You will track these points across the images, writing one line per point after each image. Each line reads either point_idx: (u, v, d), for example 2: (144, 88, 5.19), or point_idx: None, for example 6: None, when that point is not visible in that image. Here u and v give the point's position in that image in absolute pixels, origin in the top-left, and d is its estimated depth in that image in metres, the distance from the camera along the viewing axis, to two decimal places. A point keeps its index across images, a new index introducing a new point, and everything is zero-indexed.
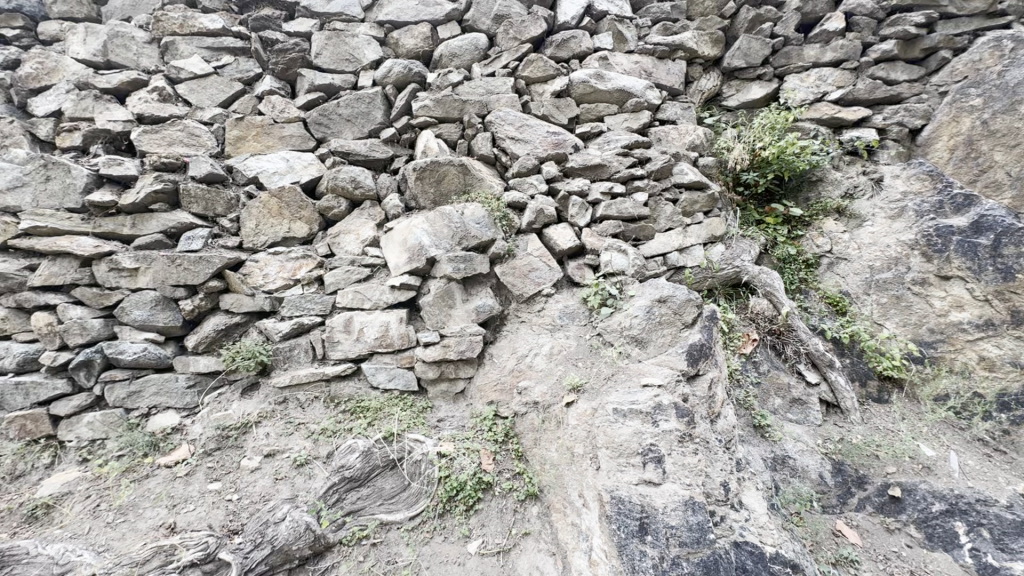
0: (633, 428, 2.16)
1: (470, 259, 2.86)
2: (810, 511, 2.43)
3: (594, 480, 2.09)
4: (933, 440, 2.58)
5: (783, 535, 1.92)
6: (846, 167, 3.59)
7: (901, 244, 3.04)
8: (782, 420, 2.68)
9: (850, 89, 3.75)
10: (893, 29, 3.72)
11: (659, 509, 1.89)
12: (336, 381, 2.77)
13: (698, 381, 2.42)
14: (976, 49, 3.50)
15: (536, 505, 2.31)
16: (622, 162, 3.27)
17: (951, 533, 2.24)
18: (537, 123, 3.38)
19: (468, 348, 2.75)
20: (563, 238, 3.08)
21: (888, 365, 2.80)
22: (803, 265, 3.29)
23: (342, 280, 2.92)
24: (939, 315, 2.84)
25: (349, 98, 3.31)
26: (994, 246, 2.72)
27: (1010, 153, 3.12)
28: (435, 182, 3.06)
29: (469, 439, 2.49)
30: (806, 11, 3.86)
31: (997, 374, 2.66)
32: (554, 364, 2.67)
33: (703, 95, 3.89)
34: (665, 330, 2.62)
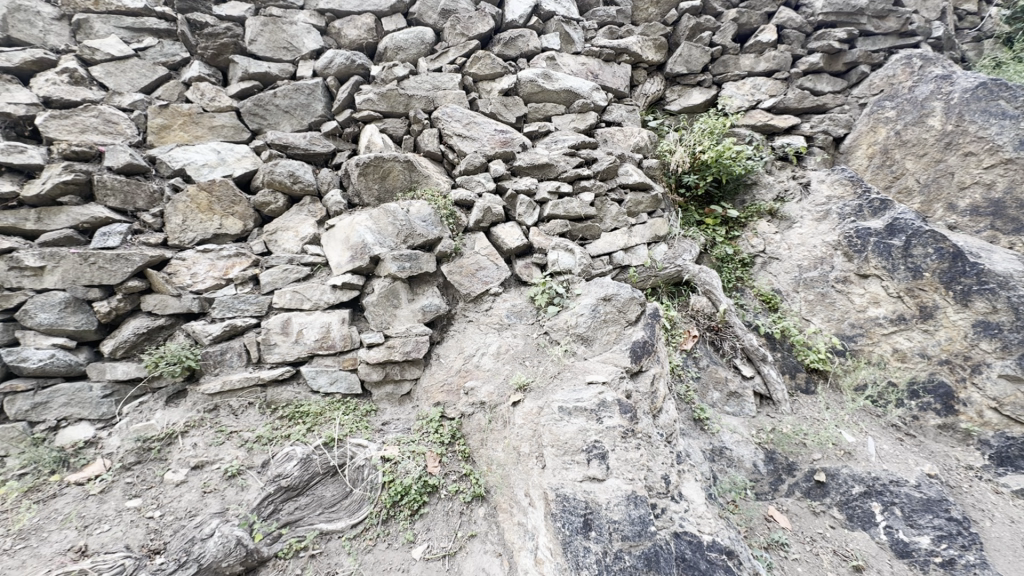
0: (577, 426, 2.18)
1: (416, 257, 2.80)
2: (745, 499, 2.53)
3: (540, 479, 2.09)
4: (853, 427, 2.77)
5: (719, 523, 1.99)
6: (777, 172, 3.80)
7: (826, 244, 3.28)
8: (720, 412, 2.80)
9: (781, 98, 3.98)
10: (819, 43, 3.97)
11: (602, 505, 1.93)
12: (273, 386, 2.63)
13: (641, 377, 2.48)
14: (891, 66, 3.80)
15: (482, 506, 2.29)
16: (569, 162, 3.32)
17: (869, 513, 2.41)
18: (485, 120, 3.36)
19: (413, 349, 2.69)
20: (511, 237, 3.09)
21: (815, 358, 2.99)
22: (739, 265, 3.47)
23: (280, 279, 2.79)
24: (859, 310, 3.06)
25: (286, 89, 3.16)
26: (906, 247, 2.93)
27: (919, 162, 3.41)
28: (379, 178, 2.98)
29: (415, 441, 2.43)
30: (742, 22, 4.05)
31: (908, 364, 2.89)
32: (502, 364, 2.66)
33: (647, 99, 3.99)
34: (609, 328, 2.67)
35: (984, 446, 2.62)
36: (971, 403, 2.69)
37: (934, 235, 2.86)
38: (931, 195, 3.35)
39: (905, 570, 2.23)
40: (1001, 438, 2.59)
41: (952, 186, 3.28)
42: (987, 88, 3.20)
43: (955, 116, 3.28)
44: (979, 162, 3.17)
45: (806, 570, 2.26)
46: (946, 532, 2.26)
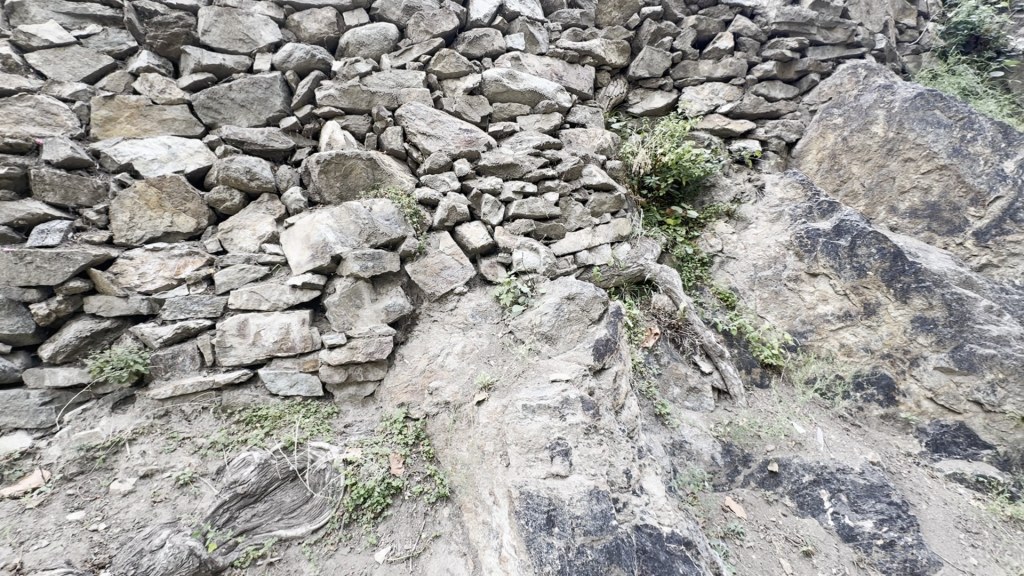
0: (541, 424, 2.21)
1: (379, 256, 2.77)
2: (703, 491, 2.60)
3: (504, 477, 2.09)
4: (804, 419, 2.90)
5: (679, 515, 2.05)
6: (734, 174, 3.95)
7: (779, 244, 3.42)
8: (681, 407, 2.88)
9: (738, 103, 4.13)
10: (773, 51, 4.13)
11: (565, 501, 1.96)
12: (229, 390, 2.52)
13: (603, 374, 2.53)
14: (839, 75, 4.01)
15: (447, 506, 2.28)
16: (534, 162, 3.34)
17: (818, 500, 2.53)
18: (449, 119, 3.35)
19: (377, 349, 2.66)
20: (475, 236, 3.07)
21: (769, 353, 3.11)
22: (699, 263, 3.57)
23: (236, 279, 2.69)
24: (809, 307, 3.21)
25: (242, 82, 3.06)
26: (851, 247, 3.10)
27: (864, 166, 3.61)
28: (341, 176, 2.94)
29: (378, 443, 2.39)
30: (701, 29, 4.18)
31: (853, 358, 3.05)
32: (466, 363, 2.65)
33: (611, 101, 4.06)
34: (573, 327, 2.70)
35: (921, 434, 2.80)
36: (910, 394, 2.87)
37: (876, 236, 3.03)
38: (875, 198, 3.55)
39: (851, 554, 2.36)
40: (936, 426, 2.78)
41: (893, 190, 3.48)
42: (924, 98, 3.42)
43: (896, 124, 3.48)
44: (916, 168, 3.39)
45: (760, 557, 2.35)
46: (887, 515, 2.39)
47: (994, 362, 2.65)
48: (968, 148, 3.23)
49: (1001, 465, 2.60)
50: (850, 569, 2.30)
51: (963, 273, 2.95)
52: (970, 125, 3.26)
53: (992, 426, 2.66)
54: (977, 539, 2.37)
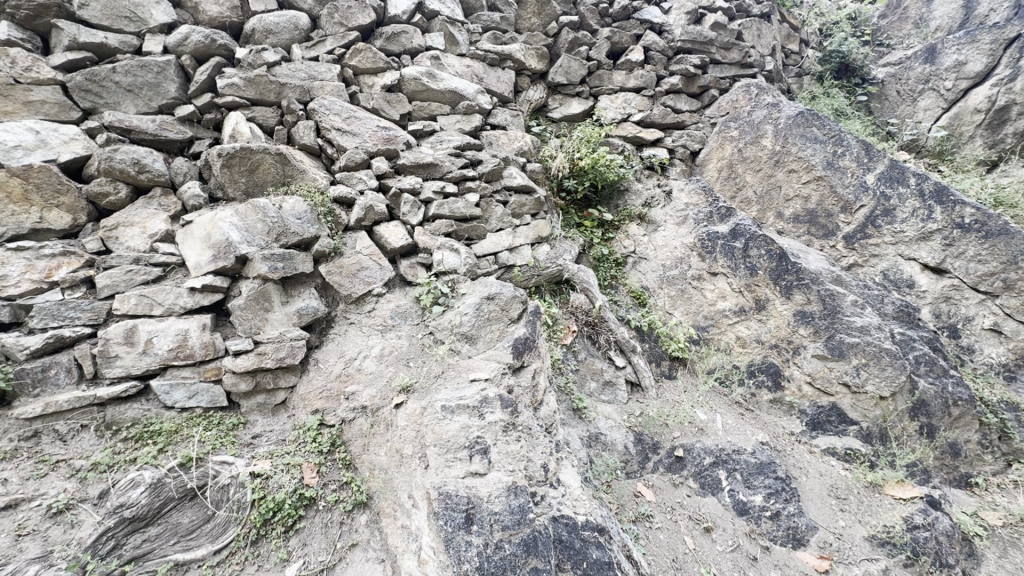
0: (459, 424, 2.22)
1: (289, 256, 2.65)
2: (617, 479, 2.72)
3: (422, 479, 2.08)
4: (705, 406, 3.16)
5: (593, 504, 2.15)
6: (645, 179, 4.20)
7: (684, 246, 3.70)
8: (597, 401, 3.01)
9: (648, 113, 4.39)
10: (679, 66, 4.44)
11: (484, 499, 1.98)
12: (115, 405, 2.27)
13: (523, 372, 2.60)
14: (734, 92, 4.40)
15: (364, 513, 2.21)
16: (454, 162, 3.34)
17: (716, 480, 2.77)
18: (366, 116, 3.26)
19: (288, 355, 2.53)
20: (395, 237, 3.01)
21: (675, 347, 3.36)
22: (614, 264, 3.76)
23: (122, 282, 2.43)
24: (710, 304, 3.51)
25: (129, 65, 2.77)
26: (745, 249, 3.44)
27: (756, 176, 4.01)
28: (246, 171, 2.76)
29: (290, 453, 2.28)
30: (614, 41, 4.40)
31: (747, 349, 3.37)
32: (384, 366, 2.60)
33: (530, 105, 4.16)
34: (493, 327, 2.74)
35: (802, 414, 3.15)
36: (793, 379, 3.22)
37: (764, 239, 3.39)
38: (765, 204, 3.96)
39: (744, 526, 2.60)
40: (814, 407, 3.14)
41: (780, 198, 3.90)
42: (805, 117, 3.84)
43: (782, 139, 3.88)
44: (799, 178, 3.81)
45: (667, 536, 2.52)
46: (773, 489, 2.67)
47: (859, 349, 3.05)
48: (839, 162, 3.69)
49: (865, 438, 2.99)
50: (743, 540, 2.55)
51: (835, 272, 3.41)
52: (840, 142, 3.71)
53: (858, 405, 3.05)
54: (845, 504, 2.72)
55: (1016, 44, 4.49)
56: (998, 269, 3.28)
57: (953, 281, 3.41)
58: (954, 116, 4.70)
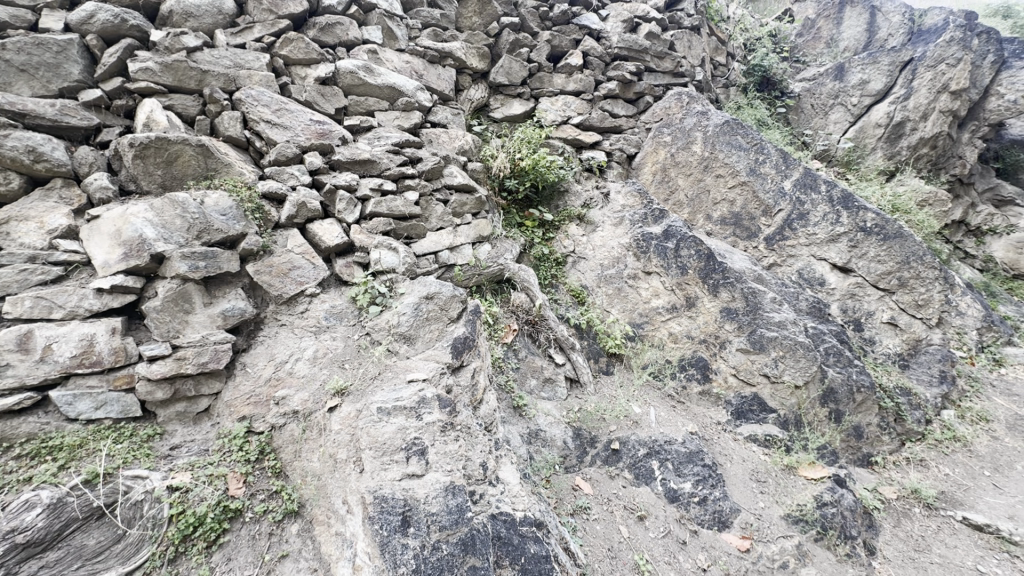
0: (396, 425, 2.19)
1: (213, 254, 2.50)
2: (555, 474, 2.77)
3: (357, 484, 2.03)
4: (640, 400, 3.29)
5: (531, 499, 2.19)
6: (584, 181, 4.32)
7: (621, 246, 3.84)
8: (537, 398, 3.06)
9: (587, 116, 4.50)
10: (616, 72, 4.59)
11: (421, 500, 1.97)
12: (6, 419, 2.01)
13: (462, 371, 2.59)
14: (667, 100, 4.60)
15: (296, 522, 2.13)
16: (392, 160, 3.27)
17: (650, 470, 2.89)
18: (298, 108, 3.13)
19: (211, 359, 2.38)
20: (329, 235, 2.91)
21: (612, 343, 3.48)
22: (555, 263, 3.84)
23: (13, 282, 2.17)
24: (645, 302, 3.66)
25: (23, 42, 2.51)
26: (676, 249, 3.63)
27: (688, 180, 4.22)
28: (163, 162, 2.59)
29: (213, 464, 2.15)
30: (554, 45, 4.50)
31: (679, 344, 3.55)
32: (318, 369, 2.50)
33: (472, 104, 4.14)
34: (432, 326, 2.71)
35: (727, 404, 3.36)
36: (720, 371, 3.43)
37: (694, 240, 3.59)
38: (696, 207, 4.18)
39: (675, 512, 2.74)
40: (737, 397, 3.35)
41: (708, 201, 4.13)
42: (730, 125, 4.08)
43: (711, 145, 4.11)
44: (726, 183, 4.05)
45: (603, 527, 2.60)
46: (701, 476, 2.84)
47: (777, 342, 3.31)
48: (760, 169, 3.96)
49: (782, 424, 3.24)
50: (674, 526, 2.68)
51: (756, 271, 3.67)
52: (761, 150, 3.98)
53: (776, 394, 3.30)
54: (764, 485, 2.93)
55: (909, 67, 5.06)
56: (893, 268, 3.73)
57: (856, 279, 3.79)
58: (859, 130, 5.20)
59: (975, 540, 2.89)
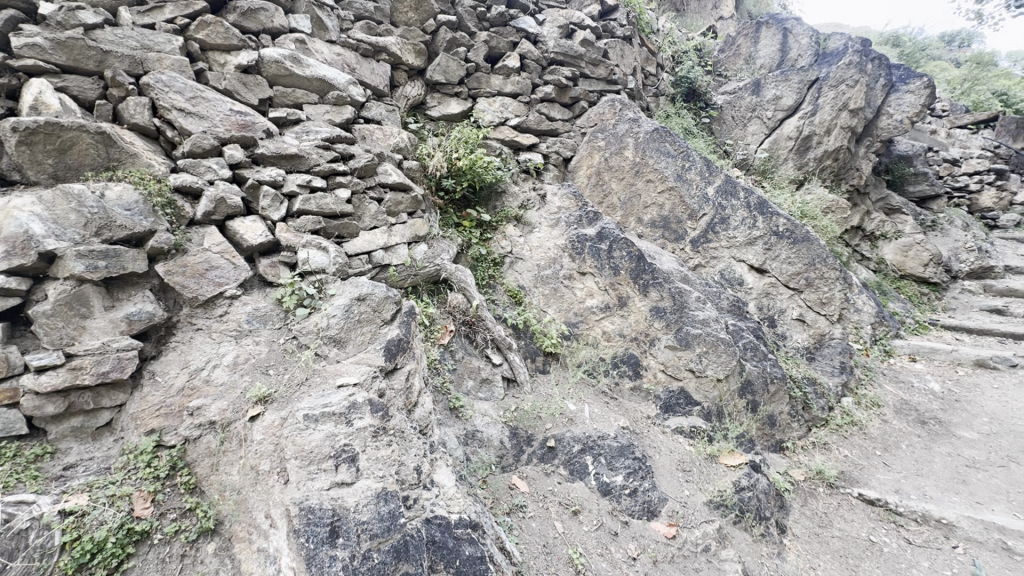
0: (324, 433, 2.10)
1: (115, 254, 2.26)
2: (492, 474, 2.78)
3: (281, 496, 1.93)
4: (575, 397, 3.37)
5: (467, 501, 2.18)
6: (522, 182, 4.36)
7: (557, 247, 3.93)
8: (474, 399, 3.05)
9: (524, 118, 4.53)
10: (552, 76, 4.68)
11: (350, 509, 1.90)
12: None
13: (395, 374, 2.54)
14: (601, 105, 4.69)
15: (212, 541, 1.99)
16: (322, 155, 3.14)
17: (584, 465, 2.97)
18: (217, 97, 2.92)
19: (114, 368, 2.16)
20: (252, 233, 2.74)
21: (549, 342, 3.54)
22: (492, 264, 3.84)
23: None
24: (580, 301, 3.76)
25: None
26: (609, 250, 3.77)
27: (620, 184, 4.37)
28: (55, 150, 2.33)
29: (115, 483, 1.96)
30: (492, 45, 4.50)
31: (612, 342, 3.68)
32: (238, 376, 2.34)
33: (408, 101, 4.05)
34: (364, 329, 2.63)
35: (657, 399, 3.52)
36: (650, 367, 3.59)
37: (625, 242, 3.75)
38: (628, 210, 4.34)
39: (607, 505, 2.84)
40: (666, 392, 3.52)
41: (640, 205, 4.31)
42: (659, 133, 4.29)
43: (641, 151, 4.29)
44: (655, 187, 4.25)
45: (538, 524, 2.64)
46: (632, 468, 2.96)
47: (701, 339, 3.53)
48: (687, 175, 4.20)
49: (705, 416, 3.45)
50: (606, 518, 2.77)
51: (683, 271, 3.89)
52: (687, 157, 4.22)
53: (700, 388, 3.51)
54: (689, 474, 3.10)
55: (815, 86, 5.54)
56: (801, 269, 4.11)
57: (770, 279, 4.14)
58: (773, 142, 5.64)
59: (868, 512, 3.24)
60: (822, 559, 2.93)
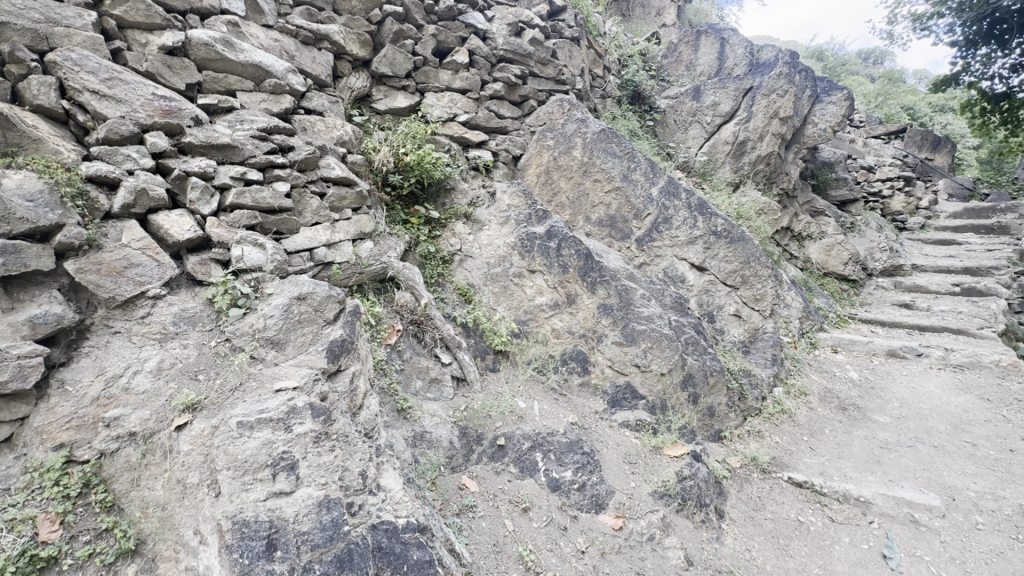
0: (260, 440, 1.99)
1: (14, 249, 2.04)
2: (441, 475, 2.73)
3: (212, 510, 1.82)
4: (524, 394, 3.38)
5: (415, 504, 2.13)
6: (471, 179, 4.31)
7: (507, 245, 3.92)
8: (422, 400, 2.99)
9: (473, 115, 4.48)
10: (501, 74, 4.66)
11: (290, 519, 1.82)
12: None
13: (339, 376, 2.45)
14: (550, 105, 4.73)
15: (133, 563, 1.81)
16: (258, 146, 2.96)
17: (534, 462, 2.98)
18: (137, 80, 2.69)
19: (14, 377, 1.91)
20: (179, 228, 2.54)
21: (498, 341, 3.53)
22: (440, 262, 3.78)
23: None
24: (530, 300, 3.78)
25: None
26: (558, 249, 3.82)
27: (569, 183, 4.41)
28: None
29: (16, 505, 1.76)
30: (440, 39, 4.42)
31: (561, 339, 3.72)
32: (162, 383, 2.17)
33: (352, 93, 3.91)
34: (304, 330, 2.50)
35: (604, 394, 3.60)
36: (598, 363, 3.67)
37: (574, 241, 3.81)
38: (576, 209, 4.40)
39: (557, 501, 2.86)
40: (613, 387, 3.61)
41: (587, 204, 4.38)
42: (606, 134, 4.38)
43: (589, 151, 4.36)
44: (603, 187, 4.34)
45: (488, 523, 2.62)
46: (580, 463, 3.01)
47: (646, 335, 3.64)
48: (632, 176, 4.33)
49: (650, 409, 3.56)
50: (555, 514, 2.80)
51: (628, 269, 4.00)
52: (632, 158, 4.35)
53: (645, 382, 3.61)
54: (635, 466, 3.19)
55: (750, 94, 5.89)
56: (737, 267, 4.37)
57: (709, 277, 4.37)
58: (712, 146, 5.92)
59: (797, 495, 3.46)
60: (755, 541, 3.10)
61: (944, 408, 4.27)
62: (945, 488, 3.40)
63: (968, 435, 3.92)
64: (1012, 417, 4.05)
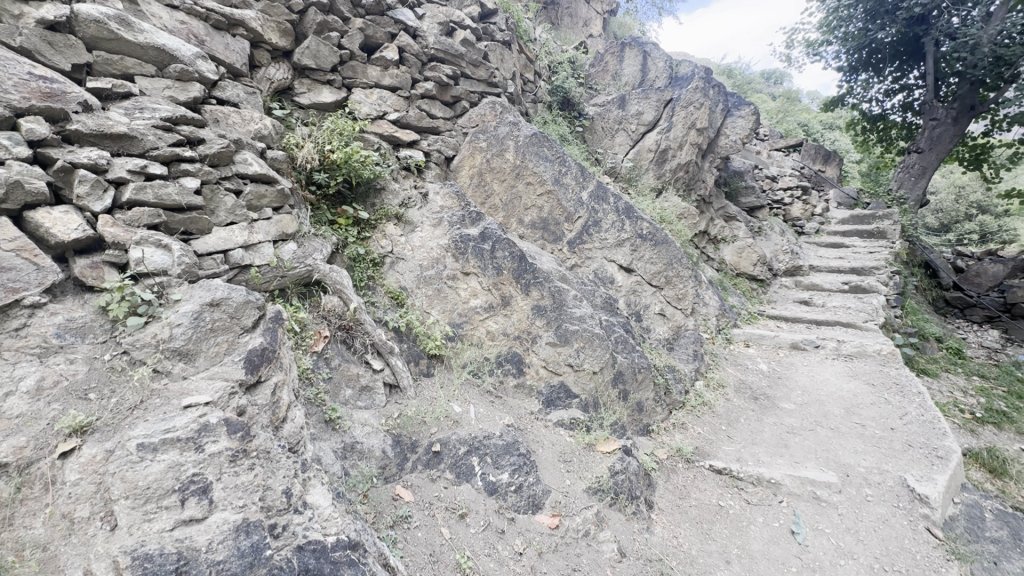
0: (165, 464, 1.81)
1: None
2: (374, 487, 2.61)
3: (106, 547, 1.62)
4: (460, 398, 3.33)
5: (346, 520, 2.02)
6: (402, 180, 4.19)
7: (440, 247, 3.85)
8: (352, 409, 2.84)
9: (404, 114, 4.35)
10: (433, 73, 4.58)
11: (201, 549, 1.68)
12: None
13: (259, 389, 2.27)
14: (482, 107, 4.72)
15: None
16: (162, 138, 2.69)
17: (470, 467, 2.94)
18: (7, 55, 2.29)
19: None
20: (64, 226, 2.23)
21: (432, 345, 3.45)
22: (371, 264, 3.63)
23: None
24: (464, 302, 3.74)
25: None
26: (492, 251, 3.82)
27: (502, 185, 4.41)
28: None
29: None
30: (368, 34, 4.25)
31: (496, 341, 3.73)
32: (42, 405, 1.87)
33: (271, 84, 3.67)
34: (218, 339, 2.30)
35: (538, 394, 3.64)
36: (532, 365, 3.72)
37: (507, 243, 3.84)
38: (509, 211, 4.41)
39: (494, 504, 2.84)
40: (547, 387, 3.66)
41: (520, 207, 4.42)
42: (538, 138, 4.44)
43: (522, 154, 4.38)
44: (535, 190, 4.39)
45: (424, 533, 2.54)
46: (517, 465, 3.01)
47: (578, 335, 3.74)
48: (563, 180, 4.44)
49: (583, 407, 3.65)
50: (492, 517, 2.78)
51: (561, 271, 4.09)
52: (563, 163, 4.46)
53: (578, 381, 3.70)
54: (570, 464, 3.25)
55: (670, 105, 6.24)
56: (660, 268, 4.64)
57: (636, 278, 4.58)
58: (637, 153, 6.20)
59: (717, 481, 3.68)
60: (681, 527, 3.27)
61: (837, 393, 4.75)
62: (842, 466, 3.77)
63: (858, 417, 4.38)
64: (892, 399, 4.59)
